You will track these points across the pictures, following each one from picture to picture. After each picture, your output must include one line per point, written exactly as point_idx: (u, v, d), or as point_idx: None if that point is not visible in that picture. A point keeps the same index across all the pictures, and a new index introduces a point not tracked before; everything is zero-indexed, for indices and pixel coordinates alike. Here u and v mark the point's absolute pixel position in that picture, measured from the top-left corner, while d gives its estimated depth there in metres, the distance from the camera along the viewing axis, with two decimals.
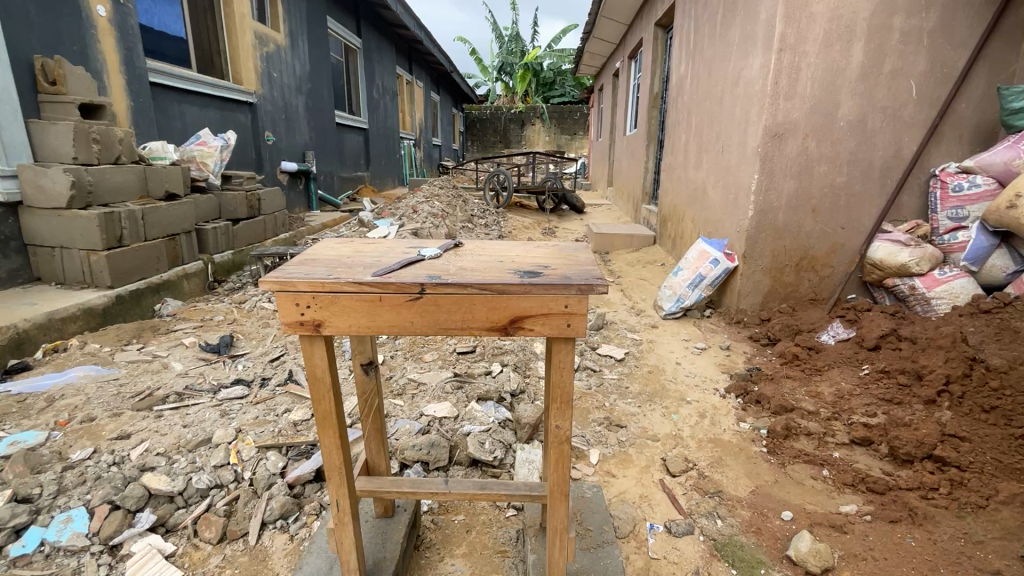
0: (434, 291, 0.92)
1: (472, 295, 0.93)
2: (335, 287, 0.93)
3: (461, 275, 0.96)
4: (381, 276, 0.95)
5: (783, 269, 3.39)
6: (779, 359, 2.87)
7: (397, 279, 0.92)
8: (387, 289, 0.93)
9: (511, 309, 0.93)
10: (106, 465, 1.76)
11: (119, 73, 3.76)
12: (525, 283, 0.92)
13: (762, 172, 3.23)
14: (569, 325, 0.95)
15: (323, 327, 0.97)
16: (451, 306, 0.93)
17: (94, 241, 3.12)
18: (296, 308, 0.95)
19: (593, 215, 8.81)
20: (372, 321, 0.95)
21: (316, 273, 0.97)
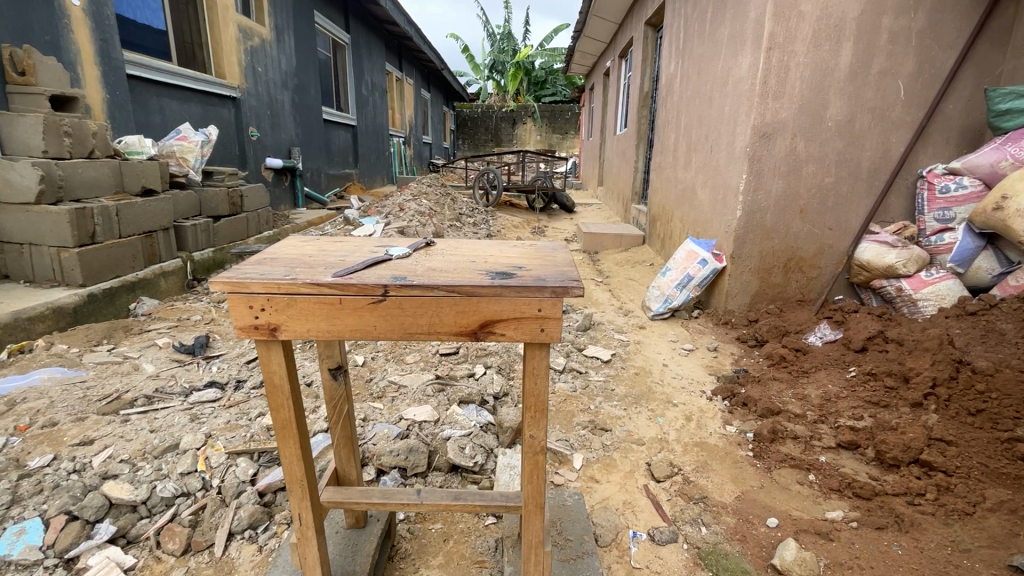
0: (397, 293, 0.86)
1: (438, 298, 0.87)
2: (292, 288, 0.87)
3: (428, 277, 0.90)
4: (342, 277, 0.89)
5: (771, 270, 3.37)
6: (767, 360, 2.85)
7: (359, 280, 0.86)
8: (348, 291, 0.87)
9: (481, 313, 0.88)
10: (65, 473, 1.68)
11: (94, 64, 3.64)
12: (496, 284, 0.86)
13: (750, 172, 3.20)
14: (543, 330, 0.89)
15: (280, 331, 0.91)
16: (416, 309, 0.87)
17: (64, 238, 3.01)
18: (250, 312, 0.89)
19: (583, 214, 8.78)
20: (332, 325, 0.89)
21: (274, 273, 0.91)
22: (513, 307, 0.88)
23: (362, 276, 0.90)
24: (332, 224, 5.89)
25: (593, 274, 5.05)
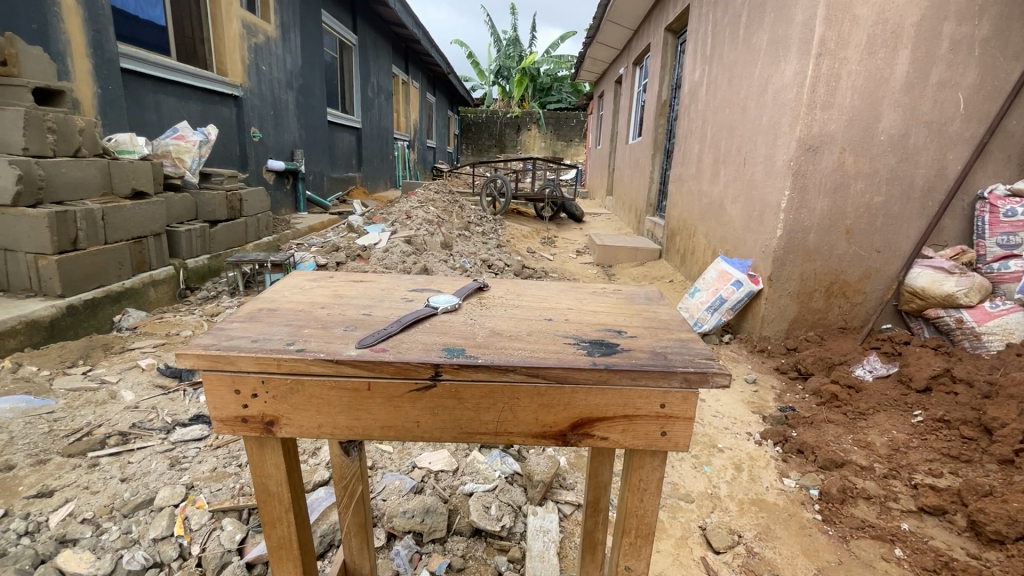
0: (453, 379, 0.76)
1: (503, 388, 0.77)
2: (305, 373, 0.75)
3: (494, 351, 0.79)
4: (374, 349, 0.77)
5: (812, 293, 3.09)
6: (814, 398, 2.56)
7: (401, 360, 0.74)
8: (387, 374, 0.75)
9: (572, 411, 0.79)
10: (15, 537, 1.39)
11: (85, 57, 3.37)
12: (603, 368, 0.76)
13: (793, 188, 2.94)
14: (663, 434, 0.82)
15: (276, 424, 0.79)
16: (478, 402, 0.78)
17: (43, 245, 2.72)
18: (236, 399, 0.77)
19: (592, 224, 8.54)
20: (357, 418, 0.79)
21: (268, 341, 0.79)
22: (644, 398, 0.79)
23: (400, 347, 0.78)
24: (334, 231, 5.61)
25: None
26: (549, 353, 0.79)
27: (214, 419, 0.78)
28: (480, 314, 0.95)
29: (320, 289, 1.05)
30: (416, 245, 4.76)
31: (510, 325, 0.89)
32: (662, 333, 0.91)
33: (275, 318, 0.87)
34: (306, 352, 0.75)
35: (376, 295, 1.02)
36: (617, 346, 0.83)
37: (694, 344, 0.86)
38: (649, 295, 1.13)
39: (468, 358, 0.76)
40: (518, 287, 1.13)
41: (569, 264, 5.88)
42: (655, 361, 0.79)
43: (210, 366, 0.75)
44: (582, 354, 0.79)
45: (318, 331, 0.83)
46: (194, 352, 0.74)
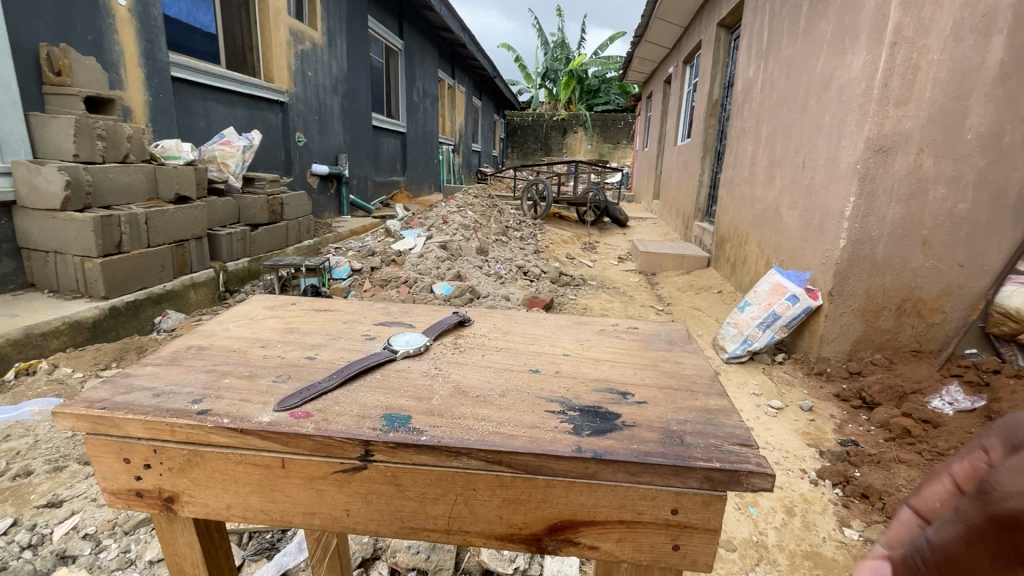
0: (385, 463, 0.71)
1: (442, 475, 0.71)
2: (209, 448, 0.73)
3: (447, 423, 0.73)
4: (292, 414, 0.74)
5: (880, 311, 2.75)
6: (883, 432, 2.26)
7: (318, 436, 0.70)
8: (317, 454, 0.72)
9: (547, 512, 0.71)
10: (17, 550, 1.38)
11: (137, 66, 3.45)
12: (591, 459, 0.67)
13: (859, 194, 2.63)
14: (675, 546, 0.72)
15: (181, 498, 0.78)
16: (417, 488, 0.72)
17: (88, 247, 2.80)
18: (128, 469, 0.77)
19: (637, 229, 8.23)
20: (273, 498, 0.75)
21: (167, 400, 0.77)
22: (649, 500, 0.69)
23: (327, 415, 0.74)
24: (373, 236, 5.64)
25: (651, 301, 4.52)
26: (518, 429, 0.72)
27: (107, 488, 0.78)
28: (450, 364, 0.93)
29: (275, 322, 1.14)
30: (451, 250, 4.68)
31: (477, 381, 0.87)
32: (683, 398, 0.84)
33: (196, 363, 0.90)
34: (202, 416, 0.72)
35: (332, 330, 1.09)
36: (618, 421, 0.75)
37: (725, 421, 0.77)
38: (671, 338, 1.12)
39: (408, 431, 0.71)
40: (512, 321, 1.19)
41: (610, 271, 5.65)
42: (668, 444, 0.70)
43: (93, 425, 0.75)
44: (558, 435, 0.71)
45: (239, 382, 0.83)
46: (78, 412, 0.74)
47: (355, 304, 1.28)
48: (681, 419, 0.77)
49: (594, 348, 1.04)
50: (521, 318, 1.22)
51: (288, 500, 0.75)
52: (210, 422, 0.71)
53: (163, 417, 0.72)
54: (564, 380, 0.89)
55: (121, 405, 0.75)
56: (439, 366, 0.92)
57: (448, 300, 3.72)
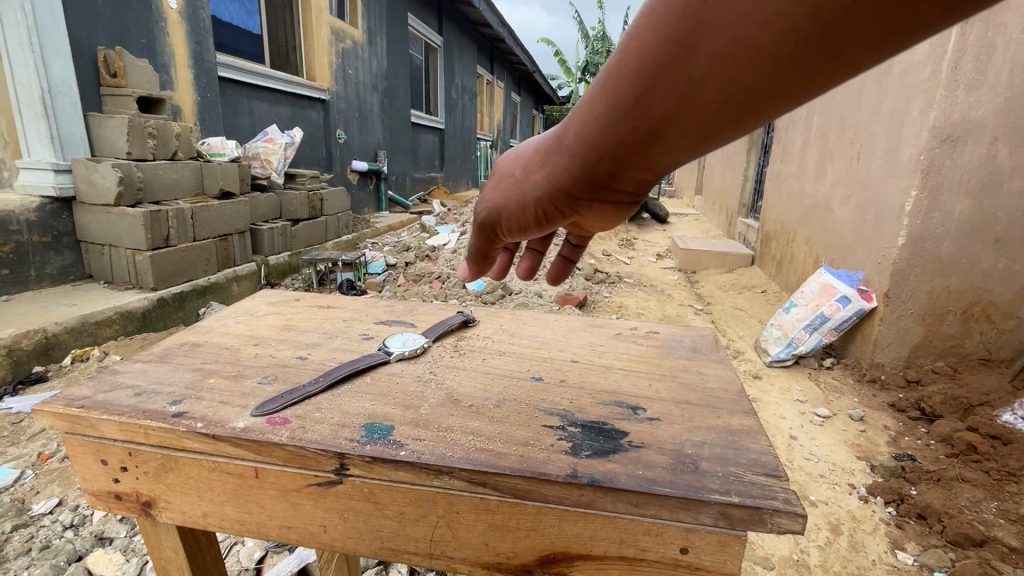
0: (360, 478, 0.68)
1: (420, 493, 0.68)
2: (184, 453, 0.73)
3: (435, 438, 0.70)
4: (269, 420, 0.73)
5: (943, 316, 2.53)
6: (944, 447, 2.07)
7: (292, 445, 0.68)
8: (290, 464, 0.70)
9: (536, 542, 0.66)
10: (60, 529, 1.45)
11: (187, 67, 3.58)
12: (585, 485, 0.62)
13: (922, 188, 2.41)
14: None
15: (156, 502, 0.78)
16: (394, 507, 0.69)
17: (139, 241, 2.93)
18: (106, 472, 0.78)
19: (677, 226, 8.00)
20: (247, 509, 0.74)
21: (148, 401, 0.78)
22: (654, 536, 0.63)
23: (304, 423, 0.72)
24: (409, 231, 5.70)
25: (690, 299, 4.37)
26: (509, 444, 0.69)
27: (89, 488, 0.79)
28: (446, 370, 0.91)
29: (276, 319, 1.15)
30: None
31: (473, 389, 0.84)
32: (701, 417, 0.78)
33: (185, 361, 0.91)
34: (175, 420, 0.72)
35: (331, 329, 1.09)
36: (623, 442, 0.71)
37: (746, 446, 0.70)
38: (693, 347, 1.04)
39: (387, 443, 0.68)
40: (518, 323, 1.16)
41: (647, 268, 5.49)
42: (678, 472, 0.64)
43: (71, 423, 0.76)
44: (553, 455, 0.67)
45: (224, 383, 0.84)
46: (57, 410, 0.75)
47: (359, 302, 1.28)
48: (698, 442, 0.71)
49: (605, 355, 1.00)
50: (531, 319, 1.19)
51: (263, 513, 0.74)
52: (182, 425, 0.71)
53: (137, 419, 0.72)
54: (569, 392, 0.85)
55: (100, 405, 0.76)
56: (434, 371, 0.90)
57: (480, 296, 3.70)
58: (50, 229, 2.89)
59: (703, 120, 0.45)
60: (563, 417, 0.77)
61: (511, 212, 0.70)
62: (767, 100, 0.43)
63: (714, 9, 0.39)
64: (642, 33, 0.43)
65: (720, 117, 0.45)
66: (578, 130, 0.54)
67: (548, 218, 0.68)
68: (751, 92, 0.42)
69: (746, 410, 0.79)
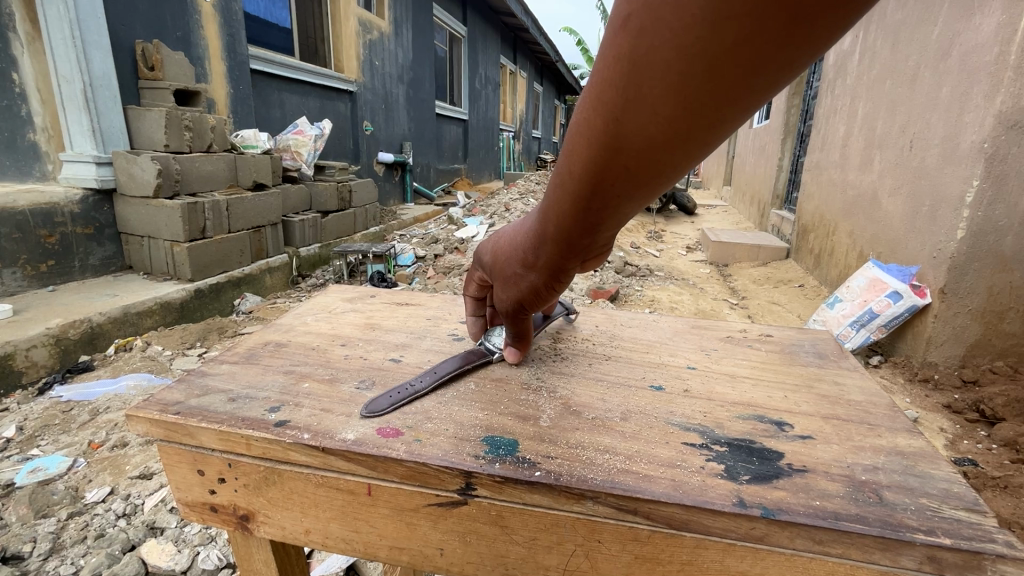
0: (492, 500, 0.68)
1: (558, 518, 0.66)
2: (289, 469, 0.73)
3: (574, 460, 0.69)
4: (381, 431, 0.74)
5: (1004, 312, 2.37)
6: (1009, 452, 1.96)
7: (412, 460, 0.68)
8: (414, 482, 0.70)
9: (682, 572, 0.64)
10: (113, 518, 1.47)
11: (221, 60, 3.59)
12: (761, 516, 0.59)
13: (986, 178, 2.27)
14: None
15: (253, 516, 0.78)
16: (524, 529, 0.68)
17: (177, 233, 2.96)
18: (203, 483, 0.78)
19: (705, 217, 7.83)
20: (355, 526, 0.74)
21: (247, 412, 0.77)
22: None
23: (421, 436, 0.73)
24: (436, 223, 5.68)
25: (725, 293, 4.26)
26: (654, 465, 0.68)
27: (184, 498, 0.80)
28: (552, 376, 0.94)
29: (356, 317, 1.18)
30: None
31: (590, 399, 0.86)
32: (865, 436, 0.77)
33: (276, 363, 0.93)
34: (279, 431, 0.72)
35: (416, 329, 1.12)
36: (785, 464, 0.70)
37: (929, 472, 0.68)
38: (818, 352, 1.10)
39: (516, 462, 0.68)
40: (614, 324, 1.23)
41: (678, 261, 5.37)
42: (866, 504, 0.62)
43: (168, 431, 0.76)
44: (709, 479, 0.66)
45: (319, 388, 0.85)
46: (153, 417, 0.76)
47: (438, 300, 1.33)
48: (869, 466, 0.69)
49: (725, 361, 1.04)
50: (625, 321, 1.26)
51: (374, 532, 0.74)
52: (287, 437, 0.71)
53: (240, 429, 0.73)
54: (699, 403, 0.86)
55: (196, 412, 0.77)
56: (540, 377, 0.93)
57: None
58: (92, 221, 2.93)
59: (652, 183, 0.51)
60: (703, 434, 0.77)
61: (519, 293, 0.77)
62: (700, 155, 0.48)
63: (615, 120, 0.46)
64: (579, 141, 0.51)
65: (664, 178, 0.51)
66: (556, 223, 0.62)
67: (558, 291, 0.75)
68: (687, 157, 0.48)
69: (908, 429, 0.79)
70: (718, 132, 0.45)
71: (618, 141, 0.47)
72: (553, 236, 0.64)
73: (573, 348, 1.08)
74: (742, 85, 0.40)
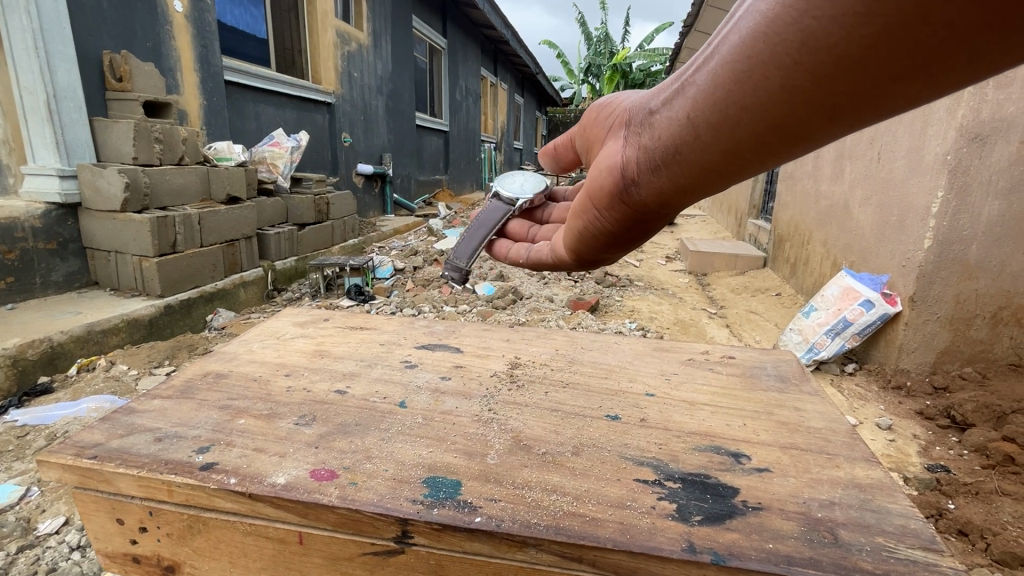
0: (433, 547, 0.73)
1: (493, 564, 0.72)
2: (205, 513, 0.80)
3: (516, 502, 0.74)
4: (313, 472, 0.79)
5: (970, 320, 2.43)
6: (979, 458, 1.99)
7: (375, 509, 0.72)
8: (358, 531, 0.75)
9: None
10: (67, 550, 1.40)
11: (193, 71, 3.52)
12: (711, 562, 0.65)
13: (949, 189, 2.33)
14: None
15: (179, 555, 0.86)
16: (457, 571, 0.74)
17: (145, 248, 2.87)
18: (128, 524, 0.86)
19: (685, 227, 7.92)
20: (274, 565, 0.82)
21: (174, 452, 0.84)
22: None
23: (355, 478, 0.78)
24: (415, 235, 5.64)
25: (703, 302, 4.30)
26: (602, 506, 0.74)
27: (113, 536, 0.88)
28: (506, 407, 0.99)
29: (305, 343, 1.29)
30: None
31: (541, 432, 0.91)
32: (820, 466, 0.83)
33: (210, 398, 1.01)
34: (204, 476, 0.78)
35: (367, 357, 1.21)
36: (740, 502, 0.75)
37: (885, 509, 0.74)
38: (780, 376, 1.16)
39: (456, 507, 0.73)
40: (574, 348, 1.31)
41: (657, 271, 5.41)
42: (819, 545, 0.67)
43: (82, 477, 0.84)
44: (659, 521, 0.71)
45: (255, 425, 0.92)
46: (67, 463, 0.83)
47: (393, 323, 1.45)
48: (825, 502, 0.75)
49: (684, 387, 1.10)
50: (587, 343, 1.34)
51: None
52: (212, 483, 0.77)
53: (159, 475, 0.79)
54: (655, 434, 0.92)
55: (115, 455, 0.83)
56: (493, 410, 0.98)
57: (491, 301, 3.66)
58: (56, 235, 2.84)
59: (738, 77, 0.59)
60: (657, 469, 0.82)
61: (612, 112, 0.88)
62: (786, 103, 0.57)
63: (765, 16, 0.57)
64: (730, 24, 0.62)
65: (748, 86, 0.58)
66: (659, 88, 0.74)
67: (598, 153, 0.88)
68: (778, 86, 0.56)
69: (866, 459, 0.85)
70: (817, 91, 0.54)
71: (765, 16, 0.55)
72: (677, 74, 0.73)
73: (530, 375, 1.14)
74: (872, 60, 0.49)
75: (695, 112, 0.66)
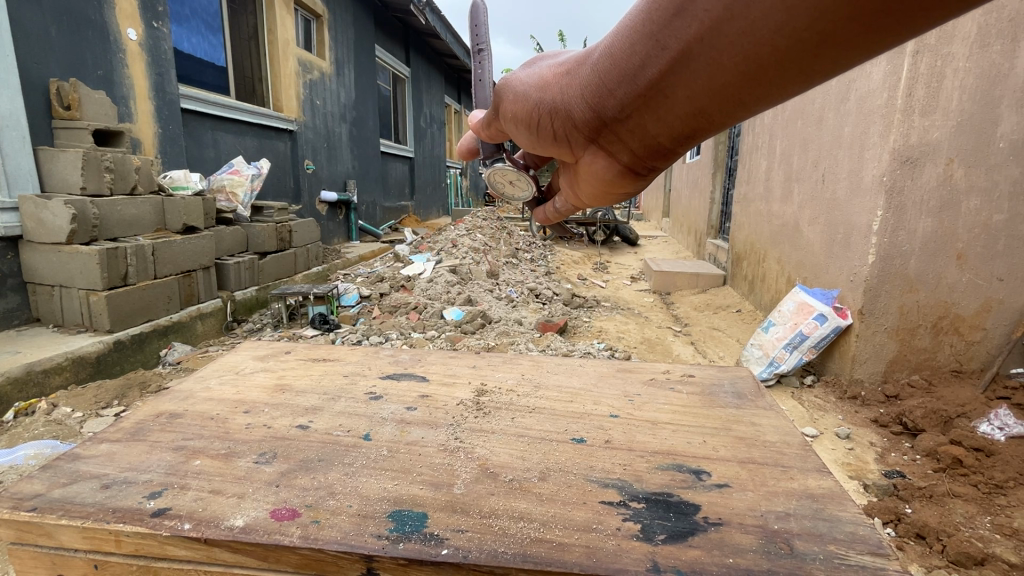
0: None
1: None
2: (147, 564, 0.76)
3: (490, 530, 0.74)
4: (275, 513, 0.76)
5: (915, 329, 2.57)
6: (931, 462, 2.08)
7: (337, 547, 0.70)
8: (325, 570, 0.73)
9: None
10: None
11: (148, 99, 3.42)
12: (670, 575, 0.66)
13: (888, 209, 2.48)
14: None
15: None
16: None
17: (93, 281, 2.73)
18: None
19: (647, 248, 8.16)
20: None
21: (124, 496, 0.80)
22: None
23: (318, 516, 0.76)
24: (381, 261, 5.59)
25: (669, 320, 4.40)
26: (569, 530, 0.73)
27: None
28: (473, 435, 0.98)
29: (266, 377, 1.25)
30: (461, 275, 4.68)
31: (508, 458, 0.91)
32: (778, 479, 0.85)
33: (165, 439, 0.96)
34: (155, 523, 0.74)
35: (330, 390, 1.18)
36: (702, 519, 0.76)
37: (838, 519, 0.76)
38: (737, 393, 1.19)
39: (422, 540, 0.71)
40: (539, 372, 1.31)
41: (623, 291, 5.53)
42: (774, 555, 0.69)
43: (18, 532, 0.78)
44: (624, 542, 0.71)
45: (211, 465, 0.88)
46: (3, 517, 0.77)
47: (357, 354, 1.42)
48: (781, 514, 0.77)
49: (648, 408, 1.11)
50: (552, 368, 1.35)
51: None
52: (164, 530, 0.73)
53: (105, 528, 0.75)
54: (619, 455, 0.93)
55: (56, 506, 0.78)
56: (460, 438, 0.97)
57: (459, 325, 3.65)
58: None
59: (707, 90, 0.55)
60: (622, 490, 0.83)
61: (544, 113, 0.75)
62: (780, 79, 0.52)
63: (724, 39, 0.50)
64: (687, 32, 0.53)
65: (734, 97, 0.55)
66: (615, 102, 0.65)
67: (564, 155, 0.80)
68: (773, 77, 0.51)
69: (817, 469, 0.88)
70: (799, 65, 0.49)
71: (717, 27, 0.50)
72: (615, 72, 0.62)
73: (497, 403, 1.13)
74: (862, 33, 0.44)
75: (689, 110, 0.59)
